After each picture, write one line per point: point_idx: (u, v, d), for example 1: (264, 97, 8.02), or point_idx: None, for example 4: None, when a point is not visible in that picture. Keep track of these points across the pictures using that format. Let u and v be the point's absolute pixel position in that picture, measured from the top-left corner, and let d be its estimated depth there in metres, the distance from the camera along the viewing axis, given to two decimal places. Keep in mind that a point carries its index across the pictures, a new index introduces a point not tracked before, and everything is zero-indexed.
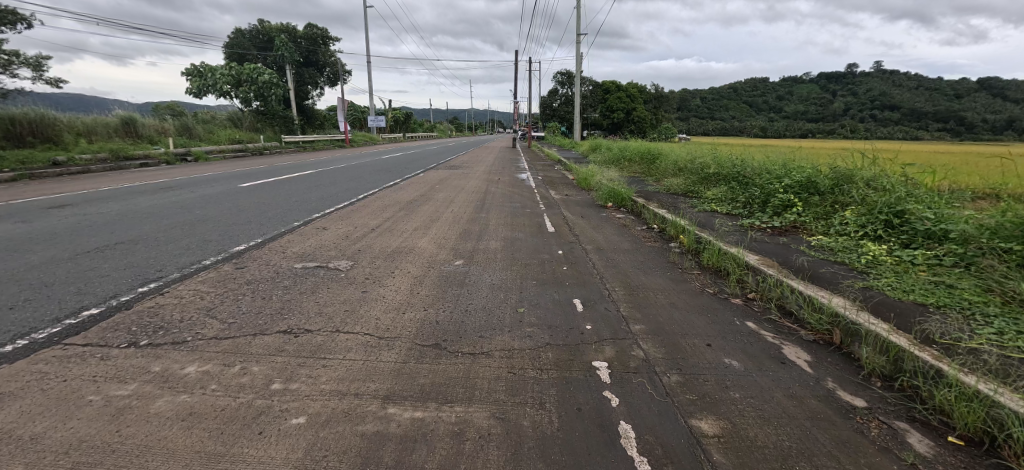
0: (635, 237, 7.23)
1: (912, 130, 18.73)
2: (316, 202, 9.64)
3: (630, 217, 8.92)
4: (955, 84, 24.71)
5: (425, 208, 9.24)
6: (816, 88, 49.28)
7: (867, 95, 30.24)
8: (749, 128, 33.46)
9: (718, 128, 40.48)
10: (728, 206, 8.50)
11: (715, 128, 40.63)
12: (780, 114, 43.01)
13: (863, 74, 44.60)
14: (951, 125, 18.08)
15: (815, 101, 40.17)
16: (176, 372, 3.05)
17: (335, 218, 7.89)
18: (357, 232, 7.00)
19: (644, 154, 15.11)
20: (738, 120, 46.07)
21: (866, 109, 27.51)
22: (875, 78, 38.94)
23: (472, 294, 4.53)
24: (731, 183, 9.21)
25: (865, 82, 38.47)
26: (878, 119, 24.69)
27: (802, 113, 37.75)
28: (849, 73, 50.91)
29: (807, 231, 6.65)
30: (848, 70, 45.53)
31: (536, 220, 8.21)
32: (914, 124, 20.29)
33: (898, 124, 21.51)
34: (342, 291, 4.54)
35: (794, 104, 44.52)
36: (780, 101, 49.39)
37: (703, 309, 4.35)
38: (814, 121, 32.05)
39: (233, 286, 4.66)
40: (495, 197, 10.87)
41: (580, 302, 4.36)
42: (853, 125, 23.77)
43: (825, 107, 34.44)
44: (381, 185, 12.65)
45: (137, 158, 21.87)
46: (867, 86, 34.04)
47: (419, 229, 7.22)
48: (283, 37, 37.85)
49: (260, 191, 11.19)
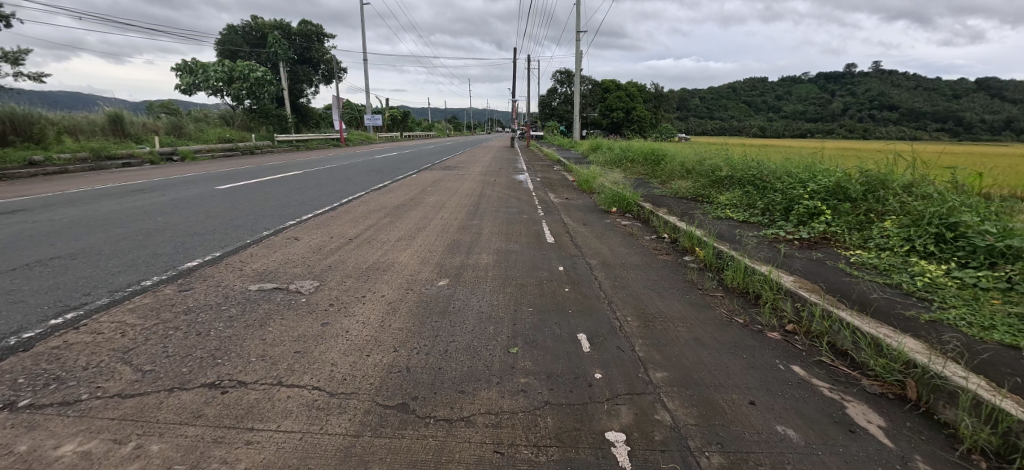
0: (644, 249, 6.44)
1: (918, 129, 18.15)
2: (294, 207, 8.83)
3: (637, 224, 8.14)
4: (955, 83, 24.16)
5: (412, 214, 8.44)
6: (815, 88, 48.61)
7: (865, 95, 29.63)
8: (749, 127, 32.84)
9: (718, 127, 39.86)
10: (745, 212, 7.73)
11: (716, 128, 39.95)
12: (780, 114, 42.38)
13: (862, 73, 44.09)
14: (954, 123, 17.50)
15: (814, 101, 39.60)
16: (45, 455, 2.27)
17: (311, 226, 7.11)
18: (332, 244, 6.21)
19: (648, 154, 14.35)
20: (737, 119, 45.38)
21: (865, 108, 26.94)
22: (875, 78, 38.24)
23: (454, 327, 3.73)
24: (747, 187, 8.46)
25: (864, 81, 37.94)
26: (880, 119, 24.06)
27: (802, 112, 37.17)
28: (848, 73, 50.34)
29: (840, 244, 5.88)
30: (846, 69, 44.88)
31: (533, 228, 7.40)
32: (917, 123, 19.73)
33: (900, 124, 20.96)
34: (297, 323, 3.75)
35: (794, 103, 43.81)
36: (779, 101, 48.81)
37: (737, 347, 3.57)
38: (815, 121, 31.44)
39: (167, 316, 3.87)
40: (490, 201, 10.06)
41: (587, 338, 3.58)
42: (852, 125, 23.20)
43: (825, 107, 33.77)
44: (369, 187, 11.85)
45: (120, 158, 21.04)
46: (867, 86, 33.47)
47: (402, 240, 6.42)
48: (276, 34, 36.95)
49: (237, 194, 10.37)
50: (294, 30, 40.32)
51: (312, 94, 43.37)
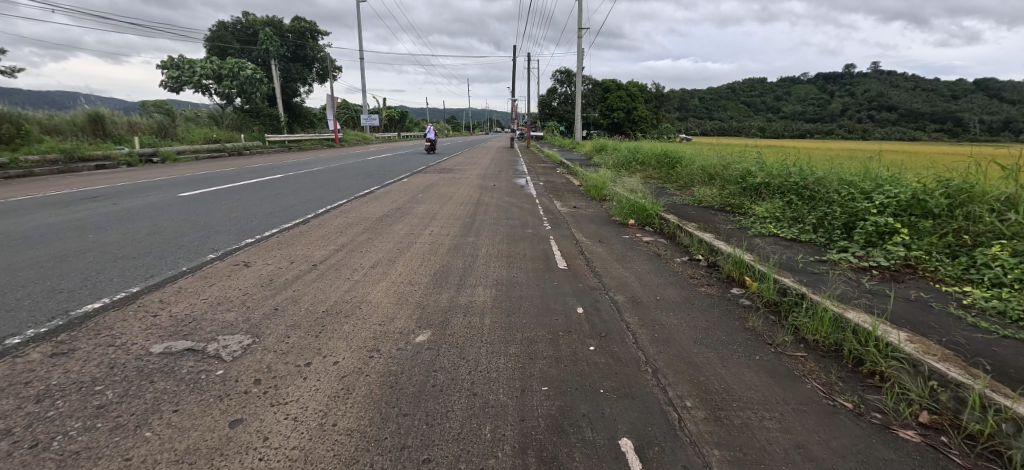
0: (678, 277, 5.18)
1: (910, 130, 17.70)
2: (259, 219, 7.55)
3: (660, 240, 6.89)
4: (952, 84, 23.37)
5: (396, 228, 7.16)
6: (814, 88, 47.72)
7: (865, 96, 28.58)
8: (749, 126, 31.87)
9: (719, 127, 38.87)
10: (792, 227, 6.47)
11: (716, 128, 38.86)
12: (778, 114, 41.51)
13: (859, 74, 43.23)
14: (943, 123, 16.84)
15: (813, 101, 38.72)
16: None
17: (269, 247, 5.84)
18: (289, 271, 4.97)
19: (661, 157, 13.07)
20: (736, 120, 44.32)
21: (864, 109, 25.90)
22: (872, 78, 37.37)
23: (431, 426, 2.48)
24: (789, 198, 7.17)
25: (862, 81, 37.17)
26: (877, 118, 23.38)
27: (800, 112, 36.25)
28: (846, 73, 49.58)
29: (931, 274, 4.64)
30: (844, 70, 43.94)
31: (540, 248, 6.12)
32: (907, 123, 19.18)
33: (894, 124, 20.33)
34: (191, 422, 2.48)
35: (793, 104, 42.76)
36: (779, 101, 47.88)
37: (868, 465, 2.31)
38: (816, 121, 30.55)
39: (5, 407, 2.61)
40: (488, 211, 8.77)
41: (636, 452, 2.33)
42: (851, 126, 22.17)
43: (825, 107, 32.68)
44: (352, 194, 10.56)
45: (94, 160, 19.73)
46: (865, 86, 32.71)
47: (378, 267, 5.14)
48: (268, 30, 35.57)
49: (200, 202, 9.09)
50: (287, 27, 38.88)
51: (306, 93, 42.02)
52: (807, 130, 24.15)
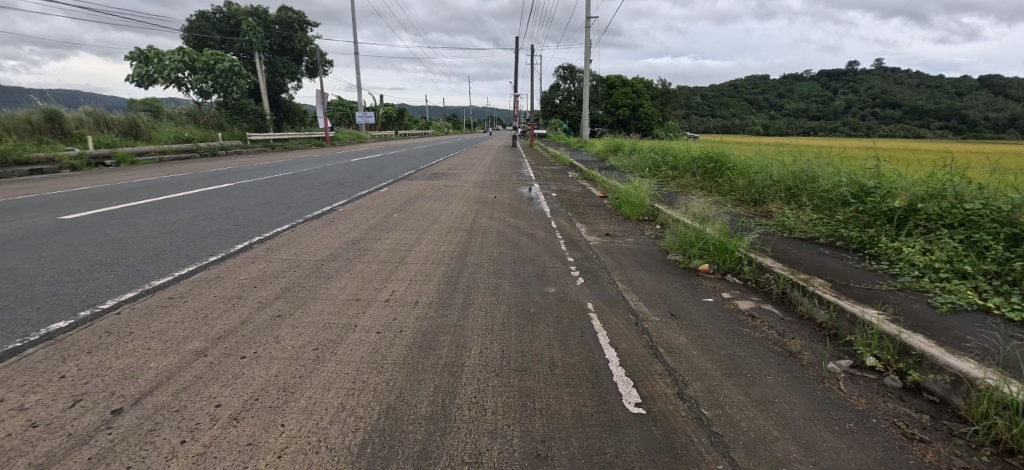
0: (883, 437, 2.46)
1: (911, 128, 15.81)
2: (127, 268, 4.81)
3: (768, 306, 4.20)
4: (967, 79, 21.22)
5: (335, 285, 4.38)
6: (817, 84, 45.49)
7: (871, 90, 26.49)
8: (756, 122, 29.61)
9: (719, 125, 36.68)
10: (1012, 295, 3.76)
11: (721, 124, 36.59)
12: (781, 110, 39.26)
13: (862, 71, 41.09)
14: (950, 124, 14.89)
15: (815, 97, 36.55)
16: None
17: (73, 350, 3.12)
18: (43, 441, 2.27)
19: (707, 161, 10.44)
20: (743, 117, 41.98)
21: (872, 103, 23.77)
22: (876, 74, 35.26)
23: None
24: (973, 238, 4.45)
25: (865, 78, 35.21)
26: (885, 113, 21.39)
27: (803, 107, 34.03)
28: (849, 70, 47.56)
29: None
30: (847, 65, 41.76)
31: (575, 339, 3.37)
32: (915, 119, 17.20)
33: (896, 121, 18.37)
34: None
35: (794, 100, 40.62)
36: (781, 97, 45.62)
37: None
38: (820, 116, 28.51)
39: None
40: (486, 244, 6.00)
41: None
42: (855, 123, 20.10)
43: (832, 101, 30.32)
44: (305, 213, 7.84)
45: (32, 163, 16.90)
46: (868, 82, 30.59)
47: (243, 420, 2.41)
48: (250, 21, 32.83)
49: (74, 231, 6.33)
50: (272, 18, 35.89)
51: (294, 88, 39.17)
52: (813, 126, 22.13)
